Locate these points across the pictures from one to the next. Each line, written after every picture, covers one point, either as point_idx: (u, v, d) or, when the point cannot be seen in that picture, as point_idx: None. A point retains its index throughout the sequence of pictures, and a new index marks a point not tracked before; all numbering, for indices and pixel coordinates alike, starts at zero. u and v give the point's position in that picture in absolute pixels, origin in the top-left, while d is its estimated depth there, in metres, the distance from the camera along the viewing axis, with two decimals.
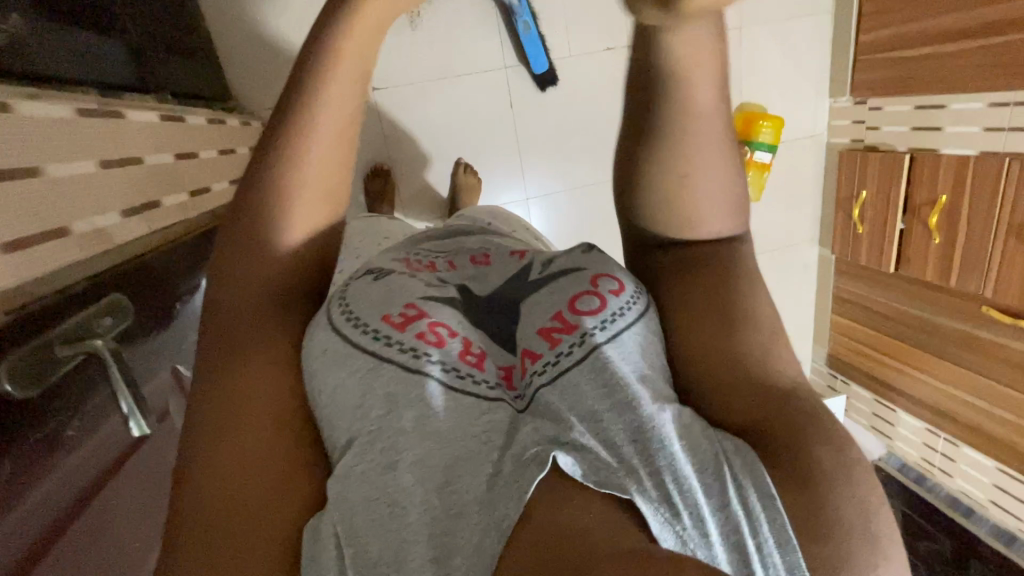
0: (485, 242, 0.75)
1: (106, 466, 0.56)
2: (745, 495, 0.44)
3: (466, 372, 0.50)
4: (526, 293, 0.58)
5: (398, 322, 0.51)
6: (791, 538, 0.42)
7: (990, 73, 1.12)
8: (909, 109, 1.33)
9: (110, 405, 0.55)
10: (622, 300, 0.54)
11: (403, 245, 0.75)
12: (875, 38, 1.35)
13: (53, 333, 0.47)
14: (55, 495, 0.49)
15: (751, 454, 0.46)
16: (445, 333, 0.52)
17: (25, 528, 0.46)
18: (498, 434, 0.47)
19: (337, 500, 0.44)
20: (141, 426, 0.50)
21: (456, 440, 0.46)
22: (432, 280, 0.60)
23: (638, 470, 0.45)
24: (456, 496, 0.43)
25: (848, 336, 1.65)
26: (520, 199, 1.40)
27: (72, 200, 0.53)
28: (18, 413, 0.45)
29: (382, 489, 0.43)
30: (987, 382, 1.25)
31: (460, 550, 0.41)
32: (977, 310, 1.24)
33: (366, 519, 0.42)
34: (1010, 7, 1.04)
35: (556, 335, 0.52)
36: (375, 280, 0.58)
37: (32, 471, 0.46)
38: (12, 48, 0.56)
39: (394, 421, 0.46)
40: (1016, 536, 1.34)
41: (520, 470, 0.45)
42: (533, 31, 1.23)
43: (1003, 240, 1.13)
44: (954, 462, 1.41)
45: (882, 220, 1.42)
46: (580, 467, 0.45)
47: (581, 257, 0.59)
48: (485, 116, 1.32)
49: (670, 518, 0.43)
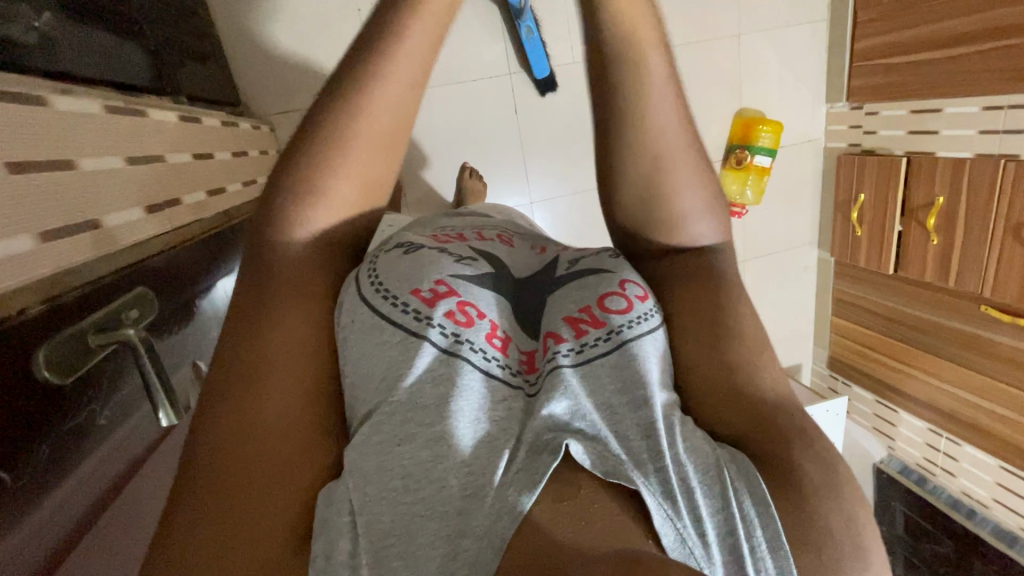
0: (501, 225, 0.76)
1: (135, 455, 0.58)
2: (741, 500, 0.44)
3: (490, 355, 0.51)
4: (549, 289, 0.59)
5: (428, 298, 0.52)
6: (784, 543, 0.42)
7: (984, 77, 1.15)
8: (904, 114, 1.36)
9: (136, 397, 0.57)
10: (647, 307, 0.54)
11: (417, 224, 0.75)
12: (871, 44, 1.38)
13: (84, 324, 0.48)
14: (89, 482, 0.50)
15: (747, 462, 0.46)
16: (474, 314, 0.52)
17: (64, 513, 0.47)
18: (516, 419, 0.48)
19: (355, 469, 0.44)
20: (170, 416, 0.49)
21: (476, 422, 0.47)
22: (457, 254, 0.59)
23: (644, 463, 0.45)
24: (474, 476, 0.44)
25: (848, 337, 1.67)
26: (524, 202, 1.42)
27: (101, 194, 0.54)
28: (54, 397, 0.46)
29: (399, 463, 0.44)
30: (986, 379, 1.27)
31: (469, 532, 0.41)
32: (976, 310, 1.26)
33: (380, 492, 0.43)
34: (1001, 14, 1.07)
35: (581, 327, 0.52)
36: (404, 253, 0.57)
37: (68, 457, 0.48)
38: (44, 47, 0.57)
39: (417, 398, 0.47)
40: (1019, 535, 1.34)
41: (532, 458, 0.45)
42: (536, 36, 1.25)
43: (1000, 240, 1.15)
44: (956, 462, 1.42)
45: (881, 223, 1.44)
46: (590, 457, 0.45)
47: (608, 260, 0.59)
48: (491, 121, 1.34)
49: (672, 513, 0.43)
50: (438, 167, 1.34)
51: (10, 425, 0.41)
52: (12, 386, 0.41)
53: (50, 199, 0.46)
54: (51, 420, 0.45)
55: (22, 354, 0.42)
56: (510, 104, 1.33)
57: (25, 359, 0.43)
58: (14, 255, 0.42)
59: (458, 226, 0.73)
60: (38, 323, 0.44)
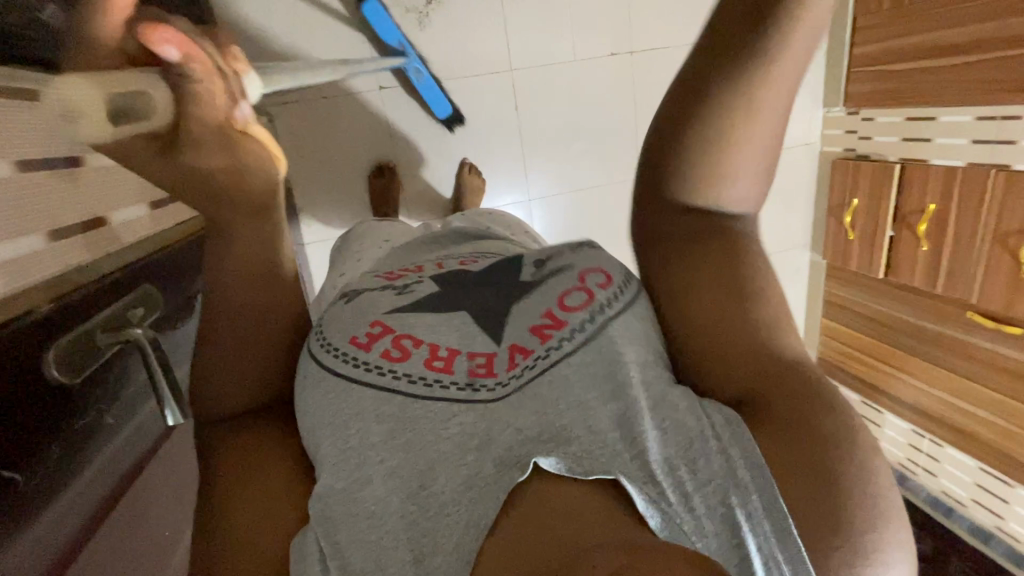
0: (476, 250, 0.74)
1: (144, 449, 0.59)
2: (734, 467, 0.46)
3: (433, 379, 0.52)
4: (517, 291, 0.59)
5: (365, 342, 0.55)
6: (780, 506, 0.43)
7: (977, 87, 1.17)
8: (899, 121, 1.38)
9: (142, 395, 0.58)
10: (609, 292, 0.56)
11: (391, 258, 0.77)
12: (870, 51, 1.39)
13: (90, 325, 0.48)
14: (99, 480, 0.51)
15: (740, 426, 0.48)
16: (409, 345, 0.54)
17: (77, 511, 0.48)
18: (474, 434, 0.49)
19: (324, 518, 0.47)
20: (176, 415, 0.48)
21: (427, 447, 0.48)
22: (401, 285, 0.63)
23: (621, 452, 0.47)
24: (433, 499, 0.46)
25: (836, 339, 1.69)
26: (522, 200, 1.42)
27: (103, 192, 0.59)
28: (60, 400, 0.46)
29: (361, 505, 0.47)
30: (968, 383, 1.30)
31: (440, 550, 0.44)
32: (963, 315, 1.29)
33: (349, 535, 0.46)
34: (998, 27, 1.09)
35: (545, 332, 0.53)
36: (346, 304, 0.62)
37: (78, 456, 0.48)
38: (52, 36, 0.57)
39: (365, 438, 0.49)
40: (992, 532, 1.38)
41: (499, 474, 0.47)
42: (427, 78, 1.22)
43: (987, 247, 1.18)
44: (938, 462, 1.45)
45: (873, 228, 1.46)
46: (563, 463, 0.48)
47: (570, 254, 0.62)
48: (491, 117, 1.34)
49: (654, 496, 0.45)
50: (437, 163, 1.34)
51: (13, 436, 0.40)
52: (18, 393, 0.41)
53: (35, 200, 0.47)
54: (59, 421, 0.45)
55: (26, 363, 0.42)
56: (511, 100, 1.33)
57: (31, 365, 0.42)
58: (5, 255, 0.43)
59: (431, 255, 0.74)
60: (41, 325, 0.43)
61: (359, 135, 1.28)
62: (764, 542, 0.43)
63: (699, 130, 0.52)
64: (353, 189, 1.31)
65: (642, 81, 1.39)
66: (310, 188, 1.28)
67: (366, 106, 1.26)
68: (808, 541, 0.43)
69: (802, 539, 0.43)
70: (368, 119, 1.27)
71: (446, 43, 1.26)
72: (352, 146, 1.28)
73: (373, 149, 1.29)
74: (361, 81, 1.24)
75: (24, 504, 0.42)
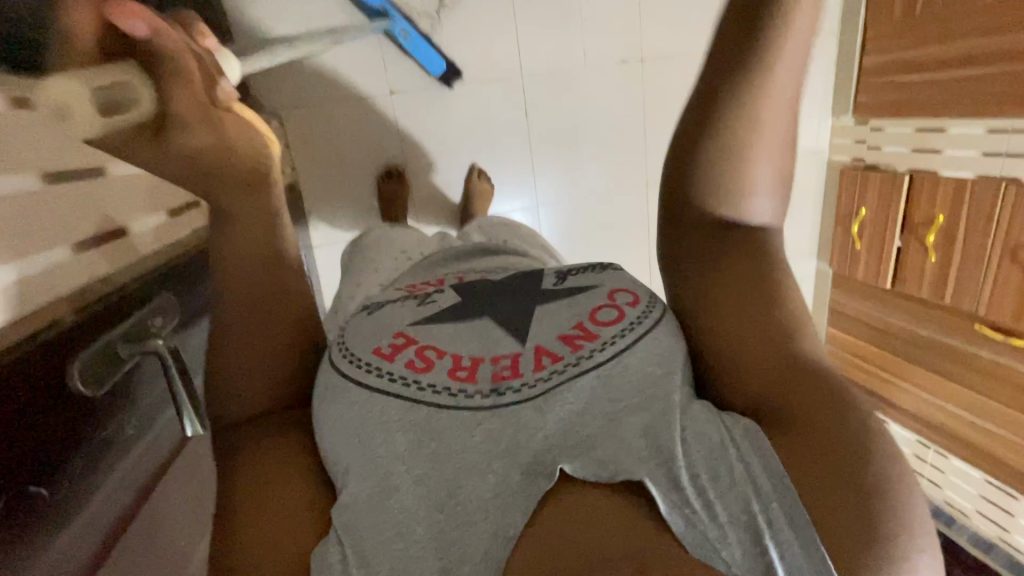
0: (496, 264, 0.75)
1: (159, 460, 0.64)
2: (753, 475, 0.46)
3: (457, 388, 0.52)
4: (536, 300, 0.60)
5: (388, 352, 0.55)
6: (804, 516, 0.43)
7: (988, 100, 1.17)
8: (910, 131, 1.37)
9: (162, 405, 0.64)
10: (639, 310, 0.57)
11: (414, 271, 0.78)
12: (879, 62, 1.39)
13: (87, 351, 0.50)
14: (121, 488, 0.57)
15: (759, 434, 0.49)
16: (433, 356, 0.54)
17: (102, 517, 0.54)
18: (500, 441, 0.49)
19: (351, 524, 0.47)
20: (196, 425, 0.53)
21: (455, 456, 0.49)
22: (422, 295, 0.64)
23: (646, 458, 0.49)
24: (461, 508, 0.47)
25: (841, 347, 1.69)
26: (529, 205, 1.41)
27: (114, 204, 0.64)
28: (81, 409, 0.51)
29: (390, 514, 0.47)
30: (974, 395, 1.30)
31: (468, 559, 0.45)
32: (971, 327, 1.28)
33: (376, 542, 0.46)
34: (1010, 39, 1.09)
35: (576, 342, 0.54)
36: (368, 314, 0.62)
37: (100, 467, 0.54)
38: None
39: (391, 447, 0.49)
40: (995, 542, 1.37)
41: (528, 482, 0.49)
42: (414, 36, 1.20)
43: (997, 260, 1.18)
44: (944, 474, 1.44)
45: (881, 237, 1.46)
46: (588, 469, 0.50)
47: (596, 274, 0.63)
48: (501, 122, 1.33)
49: (677, 500, 0.46)
50: (445, 168, 1.34)
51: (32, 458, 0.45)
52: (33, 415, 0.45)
53: (53, 218, 0.52)
54: (74, 429, 0.50)
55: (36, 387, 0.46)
56: (519, 105, 1.33)
57: (58, 374, 0.48)
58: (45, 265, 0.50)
59: (454, 269, 0.75)
60: (65, 336, 0.50)
61: (370, 138, 1.28)
62: (789, 552, 0.43)
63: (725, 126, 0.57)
64: (360, 192, 1.31)
65: (652, 88, 1.39)
66: (319, 192, 1.28)
67: (375, 110, 1.26)
68: (833, 550, 0.42)
69: (827, 549, 0.42)
70: (376, 123, 1.27)
71: (459, 47, 1.26)
72: (362, 149, 1.28)
73: (382, 152, 1.29)
74: (371, 84, 1.24)
75: (42, 504, 0.46)
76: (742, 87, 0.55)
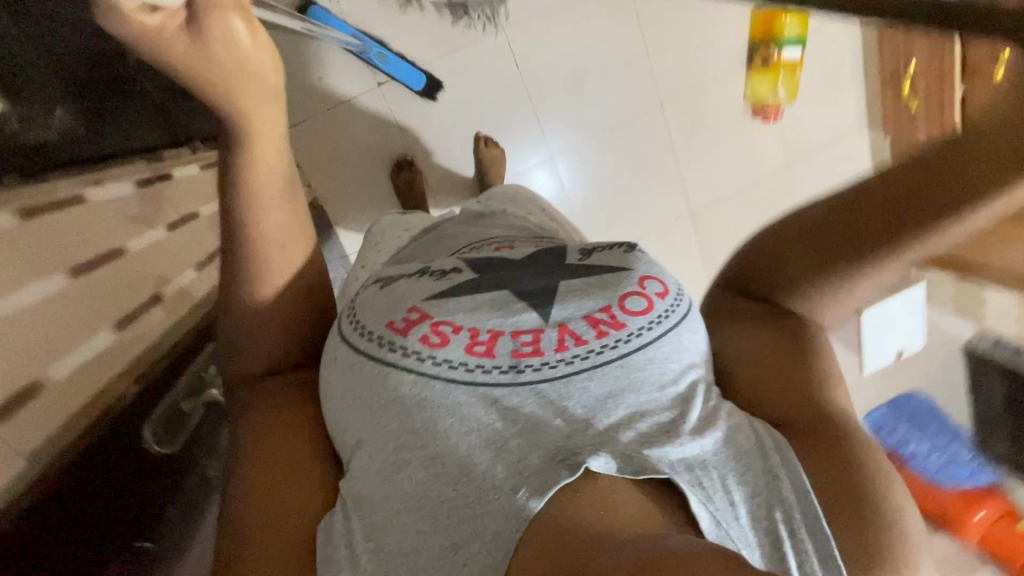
0: (510, 233, 0.77)
1: None
2: (780, 485, 0.48)
3: (474, 363, 0.51)
4: (563, 272, 0.61)
5: (402, 327, 0.54)
6: (824, 529, 0.46)
7: None
8: None
9: None
10: (668, 301, 0.57)
11: (427, 240, 0.79)
12: None
13: (153, 414, 0.63)
14: None
15: (790, 450, 0.50)
16: (448, 332, 0.53)
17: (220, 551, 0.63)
18: (517, 419, 0.49)
19: (361, 497, 0.48)
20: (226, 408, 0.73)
21: (471, 433, 0.48)
22: (437, 272, 0.62)
23: (670, 456, 0.48)
24: (474, 485, 0.46)
25: None
26: (545, 159, 1.38)
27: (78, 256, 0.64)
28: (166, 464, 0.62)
29: (398, 489, 0.47)
30: None
31: (477, 538, 0.43)
32: None
33: (385, 516, 0.46)
34: None
35: (602, 328, 0.54)
36: (381, 287, 0.61)
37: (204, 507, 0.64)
38: (72, 141, 0.75)
39: (405, 424, 0.49)
40: None
41: (549, 467, 0.46)
42: (389, 58, 1.20)
43: None
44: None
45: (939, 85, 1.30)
46: (615, 463, 0.46)
47: (623, 254, 0.63)
48: (501, 85, 1.30)
49: (705, 498, 0.46)
50: (453, 138, 1.32)
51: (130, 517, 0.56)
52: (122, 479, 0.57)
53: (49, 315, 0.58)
54: (165, 481, 0.61)
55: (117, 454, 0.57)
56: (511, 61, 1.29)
57: (131, 439, 0.60)
58: (83, 359, 0.61)
59: (466, 240, 0.76)
60: (134, 408, 0.62)
61: (370, 131, 1.26)
62: (806, 561, 0.45)
63: (850, 235, 0.53)
64: (376, 188, 1.30)
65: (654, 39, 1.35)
66: (340, 204, 1.29)
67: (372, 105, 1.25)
68: (845, 555, 0.45)
69: (843, 559, 0.45)
70: (375, 119, 1.26)
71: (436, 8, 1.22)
72: (363, 146, 1.27)
73: (388, 144, 1.28)
74: (357, 83, 1.23)
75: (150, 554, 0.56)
76: (898, 219, 0.51)
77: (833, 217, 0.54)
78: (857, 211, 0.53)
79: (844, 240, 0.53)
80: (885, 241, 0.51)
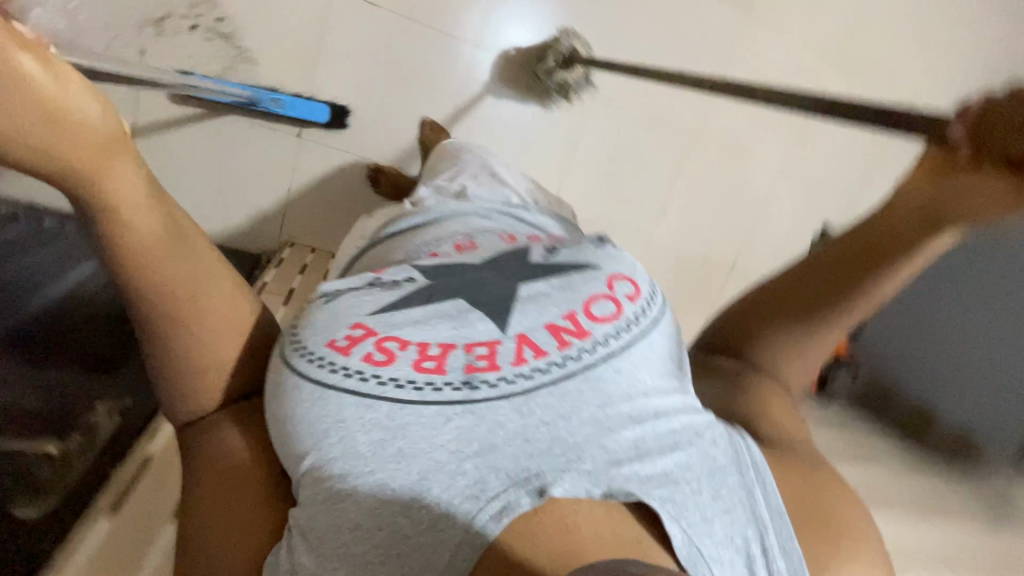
0: (471, 226, 0.77)
1: None
2: (755, 502, 0.51)
3: (424, 381, 0.50)
4: (526, 274, 0.61)
5: (343, 346, 0.52)
6: (796, 548, 0.50)
7: None
8: None
9: None
10: (637, 307, 0.58)
11: (382, 241, 0.79)
12: None
13: None
14: None
15: (766, 473, 0.53)
16: (394, 348, 0.52)
17: None
18: (471, 440, 0.47)
19: (309, 528, 0.46)
20: None
21: (420, 456, 0.46)
22: (388, 282, 0.61)
23: (634, 474, 0.48)
24: (424, 513, 0.44)
25: None
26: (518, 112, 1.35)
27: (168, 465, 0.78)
28: None
29: (346, 517, 0.45)
30: None
31: (429, 567, 0.43)
32: None
33: (334, 546, 0.44)
34: None
35: (565, 337, 0.54)
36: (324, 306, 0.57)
37: None
38: (123, 422, 0.80)
39: (351, 449, 0.47)
40: None
41: (507, 492, 0.45)
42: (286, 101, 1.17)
43: None
44: None
45: None
46: (580, 488, 0.46)
47: (593, 250, 0.66)
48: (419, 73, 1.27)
49: (676, 514, 0.47)
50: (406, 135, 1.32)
51: None
52: None
53: None
54: None
55: None
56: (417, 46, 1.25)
57: None
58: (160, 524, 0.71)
59: (426, 235, 0.76)
60: None
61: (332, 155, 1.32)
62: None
63: (804, 304, 0.65)
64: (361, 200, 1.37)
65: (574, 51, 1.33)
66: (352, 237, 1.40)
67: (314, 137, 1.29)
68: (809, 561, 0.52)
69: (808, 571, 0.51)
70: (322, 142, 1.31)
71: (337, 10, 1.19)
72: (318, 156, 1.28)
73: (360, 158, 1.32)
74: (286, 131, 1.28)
75: None
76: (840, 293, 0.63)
77: (791, 293, 0.66)
78: (807, 281, 0.65)
79: (797, 314, 0.65)
80: (831, 303, 0.64)
